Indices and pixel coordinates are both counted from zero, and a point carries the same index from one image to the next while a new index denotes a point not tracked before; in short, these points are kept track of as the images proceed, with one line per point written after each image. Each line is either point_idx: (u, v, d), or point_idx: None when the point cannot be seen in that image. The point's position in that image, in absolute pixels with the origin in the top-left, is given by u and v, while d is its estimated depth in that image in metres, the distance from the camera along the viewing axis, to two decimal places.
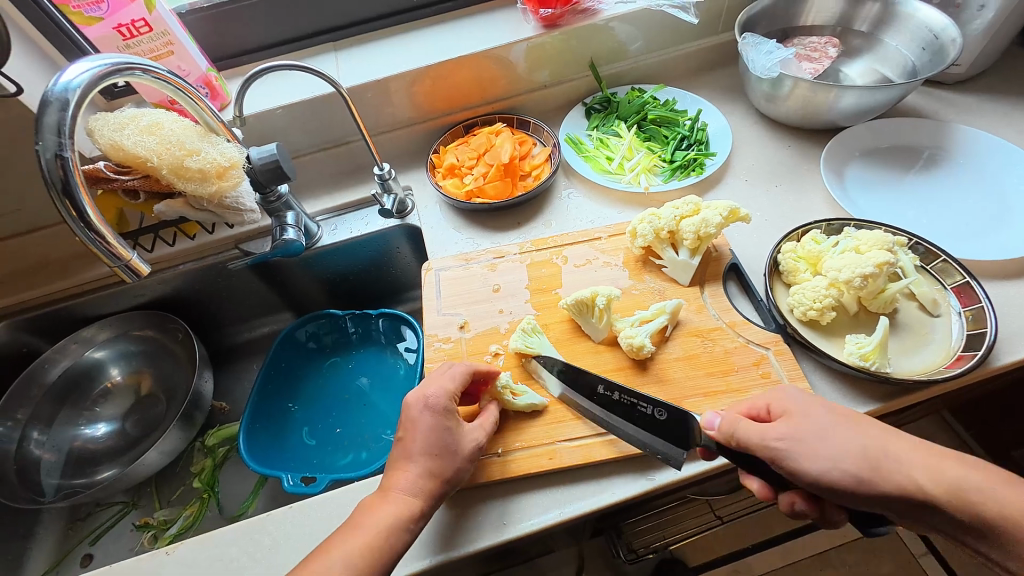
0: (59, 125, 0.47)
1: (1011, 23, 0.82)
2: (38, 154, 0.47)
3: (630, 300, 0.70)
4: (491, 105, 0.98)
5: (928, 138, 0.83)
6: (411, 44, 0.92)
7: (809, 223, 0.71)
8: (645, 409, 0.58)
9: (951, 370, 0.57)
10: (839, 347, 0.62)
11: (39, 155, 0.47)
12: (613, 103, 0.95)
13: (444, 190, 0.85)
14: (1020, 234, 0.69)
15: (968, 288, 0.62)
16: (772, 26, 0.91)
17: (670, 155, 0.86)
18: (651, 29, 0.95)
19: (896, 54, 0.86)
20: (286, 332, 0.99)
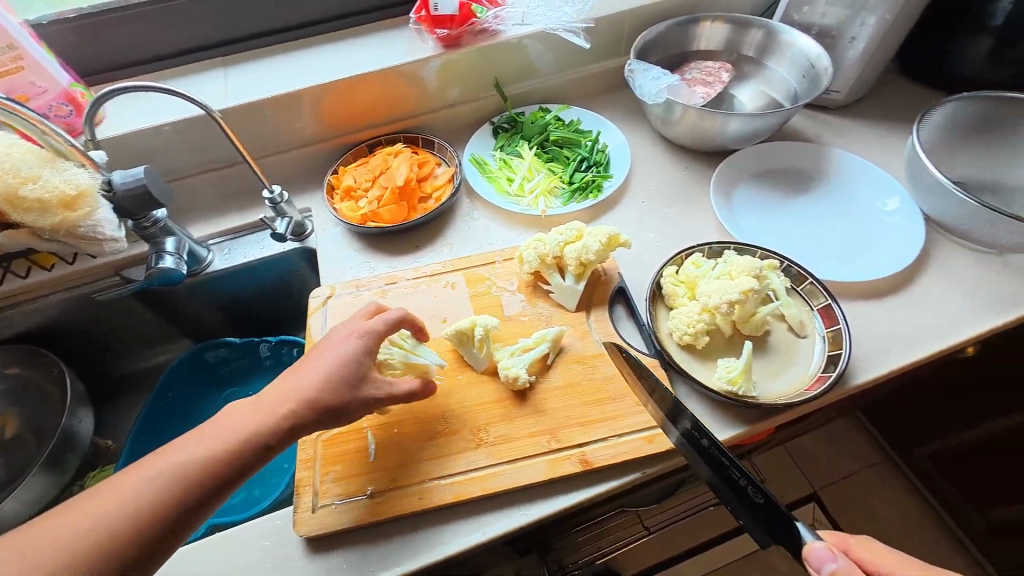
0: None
1: (880, 54, 0.88)
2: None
3: (517, 328, 0.69)
4: (396, 124, 0.96)
5: (811, 161, 0.87)
6: (307, 60, 0.88)
7: (693, 247, 0.73)
8: (740, 476, 0.52)
9: (810, 392, 0.60)
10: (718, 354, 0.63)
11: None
12: (518, 123, 0.95)
13: (339, 214, 0.83)
14: (882, 256, 0.73)
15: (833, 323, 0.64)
16: (669, 50, 0.93)
17: (569, 177, 0.86)
18: (555, 50, 0.95)
19: (781, 80, 0.90)
20: (189, 356, 0.94)
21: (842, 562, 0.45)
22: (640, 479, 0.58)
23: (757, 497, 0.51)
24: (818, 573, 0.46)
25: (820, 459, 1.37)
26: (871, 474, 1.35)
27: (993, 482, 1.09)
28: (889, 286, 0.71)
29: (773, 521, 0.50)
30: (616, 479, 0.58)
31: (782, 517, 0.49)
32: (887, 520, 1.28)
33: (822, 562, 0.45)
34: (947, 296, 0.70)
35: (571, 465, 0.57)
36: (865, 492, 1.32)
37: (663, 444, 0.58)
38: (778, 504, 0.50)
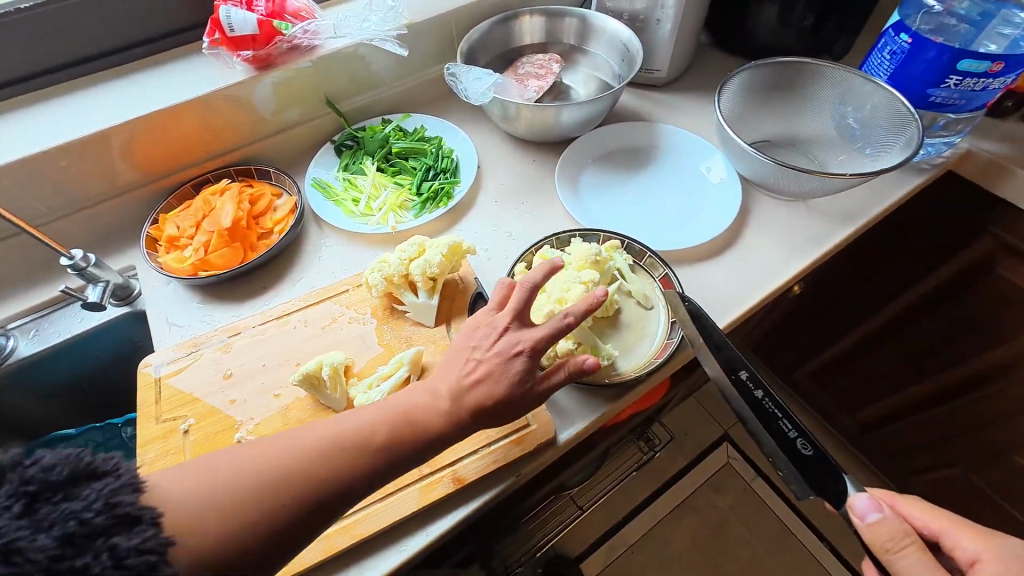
0: (23, 463, 0.37)
1: (686, 32, 0.95)
2: (82, 519, 0.36)
3: (377, 356, 0.66)
4: (223, 157, 0.87)
5: (644, 138, 0.92)
6: (93, 102, 0.78)
7: (542, 240, 0.74)
8: (786, 428, 0.56)
9: (658, 359, 0.64)
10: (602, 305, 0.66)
11: (74, 521, 0.36)
12: (359, 139, 0.90)
13: (164, 269, 0.74)
14: (710, 219, 0.80)
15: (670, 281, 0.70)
16: (497, 48, 0.95)
17: (418, 188, 0.84)
18: (385, 59, 0.91)
19: (606, 65, 0.94)
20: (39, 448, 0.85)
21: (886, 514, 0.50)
22: (516, 482, 0.58)
23: (804, 449, 0.55)
24: (859, 520, 0.50)
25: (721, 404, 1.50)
26: None
27: (851, 390, 1.23)
28: (720, 246, 0.78)
29: (811, 474, 0.54)
30: (491, 489, 0.57)
31: (829, 467, 0.54)
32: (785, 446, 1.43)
33: (863, 513, 0.50)
34: (766, 246, 0.78)
35: (444, 487, 0.56)
36: None
37: (532, 442, 0.58)
38: (825, 454, 0.54)
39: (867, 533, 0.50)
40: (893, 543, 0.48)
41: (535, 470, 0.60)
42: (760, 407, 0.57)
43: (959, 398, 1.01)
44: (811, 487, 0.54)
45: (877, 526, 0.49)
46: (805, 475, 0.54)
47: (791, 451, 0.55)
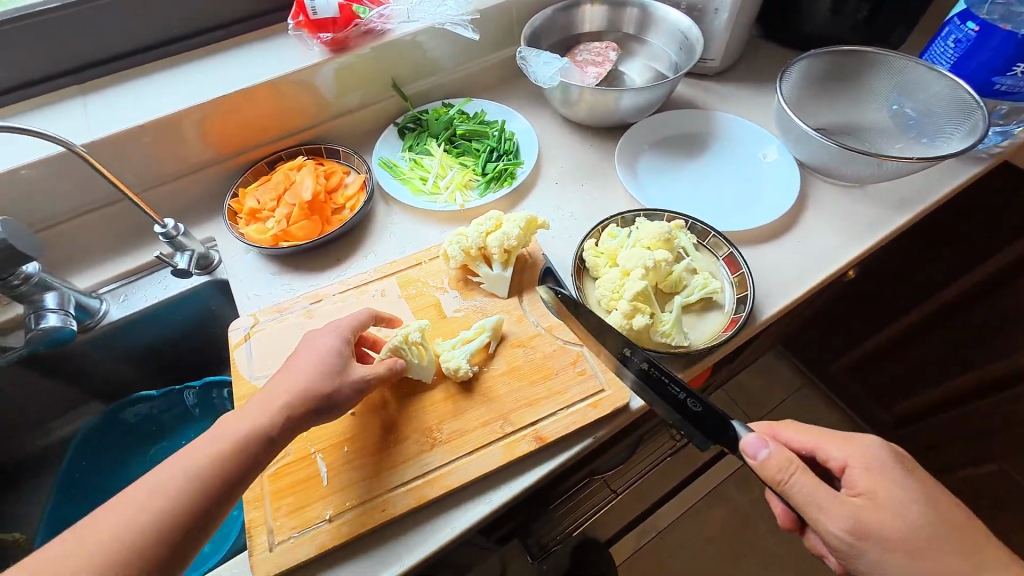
0: None
1: (743, 21, 0.97)
2: None
3: (454, 323, 0.69)
4: (295, 137, 0.91)
5: (700, 124, 0.94)
6: (179, 80, 0.82)
7: (608, 219, 0.77)
8: (676, 392, 0.58)
9: (726, 333, 0.66)
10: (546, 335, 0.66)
11: None
12: (423, 121, 0.94)
13: (247, 239, 0.78)
14: (769, 203, 0.82)
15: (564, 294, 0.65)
16: (557, 35, 0.97)
17: (482, 169, 0.87)
18: (448, 44, 0.95)
19: (662, 53, 0.96)
20: (104, 417, 0.86)
21: (774, 447, 0.51)
22: (592, 444, 0.61)
23: (693, 406, 0.57)
24: (753, 458, 0.52)
25: (751, 396, 1.52)
26: (796, 399, 1.51)
27: (890, 381, 1.24)
28: (779, 229, 0.80)
29: (700, 425, 0.57)
30: (569, 449, 0.60)
31: (713, 413, 0.56)
32: None
33: (755, 454, 0.52)
34: (824, 229, 0.80)
35: (526, 445, 0.59)
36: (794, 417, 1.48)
37: (608, 406, 0.61)
38: (712, 406, 0.57)
39: (762, 467, 0.52)
40: (787, 473, 0.50)
41: (609, 434, 0.63)
42: (652, 380, 0.59)
43: (1003, 390, 1.01)
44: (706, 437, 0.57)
45: (773, 459, 0.51)
46: (698, 427, 0.57)
47: (683, 412, 0.58)
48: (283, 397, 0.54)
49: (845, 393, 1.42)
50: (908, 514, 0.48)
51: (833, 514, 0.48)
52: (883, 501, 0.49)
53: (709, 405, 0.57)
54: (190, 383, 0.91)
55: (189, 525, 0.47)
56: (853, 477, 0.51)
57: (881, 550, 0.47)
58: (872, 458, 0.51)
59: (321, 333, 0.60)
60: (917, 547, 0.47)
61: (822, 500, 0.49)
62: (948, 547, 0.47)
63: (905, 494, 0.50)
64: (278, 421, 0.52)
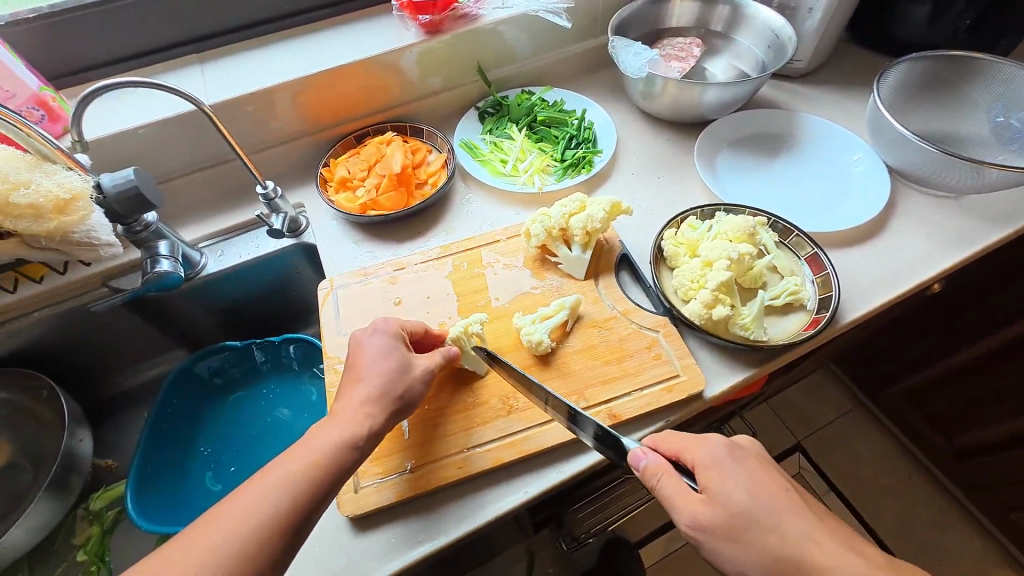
0: None
1: (835, 23, 0.95)
2: None
3: (530, 300, 0.71)
4: (382, 114, 0.95)
5: (782, 125, 0.92)
6: (284, 54, 0.87)
7: (687, 211, 0.77)
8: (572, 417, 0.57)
9: (807, 332, 0.65)
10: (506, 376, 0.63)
11: None
12: (504, 106, 0.96)
13: (337, 206, 0.82)
14: (855, 208, 0.80)
15: (499, 356, 0.63)
16: (642, 29, 0.98)
17: (561, 155, 0.89)
18: (534, 33, 0.97)
19: (749, 52, 0.95)
20: (181, 369, 0.90)
21: (652, 456, 0.52)
22: (664, 427, 0.62)
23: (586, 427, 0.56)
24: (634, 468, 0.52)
25: (799, 412, 1.48)
26: (847, 420, 1.46)
27: (957, 409, 1.19)
28: (863, 234, 0.78)
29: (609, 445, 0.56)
30: (643, 429, 0.61)
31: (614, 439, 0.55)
32: (866, 462, 1.39)
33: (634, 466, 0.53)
34: (911, 239, 0.77)
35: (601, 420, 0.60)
36: (844, 438, 1.43)
37: (683, 392, 0.62)
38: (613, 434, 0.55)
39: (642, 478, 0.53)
40: (657, 477, 0.51)
41: (680, 419, 0.63)
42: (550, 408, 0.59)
43: None
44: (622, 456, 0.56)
45: (649, 469, 0.51)
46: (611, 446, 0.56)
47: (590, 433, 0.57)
48: (383, 348, 0.57)
49: (901, 418, 1.37)
50: (734, 493, 0.49)
51: (692, 513, 0.49)
52: (724, 490, 0.49)
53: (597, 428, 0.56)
54: (259, 340, 0.95)
55: (293, 456, 0.50)
56: (701, 477, 0.51)
57: (723, 540, 0.47)
58: (714, 453, 0.51)
59: (366, 335, 0.59)
60: (755, 535, 0.47)
61: (682, 502, 0.50)
62: (786, 527, 0.48)
63: (757, 478, 0.50)
64: (380, 368, 0.56)
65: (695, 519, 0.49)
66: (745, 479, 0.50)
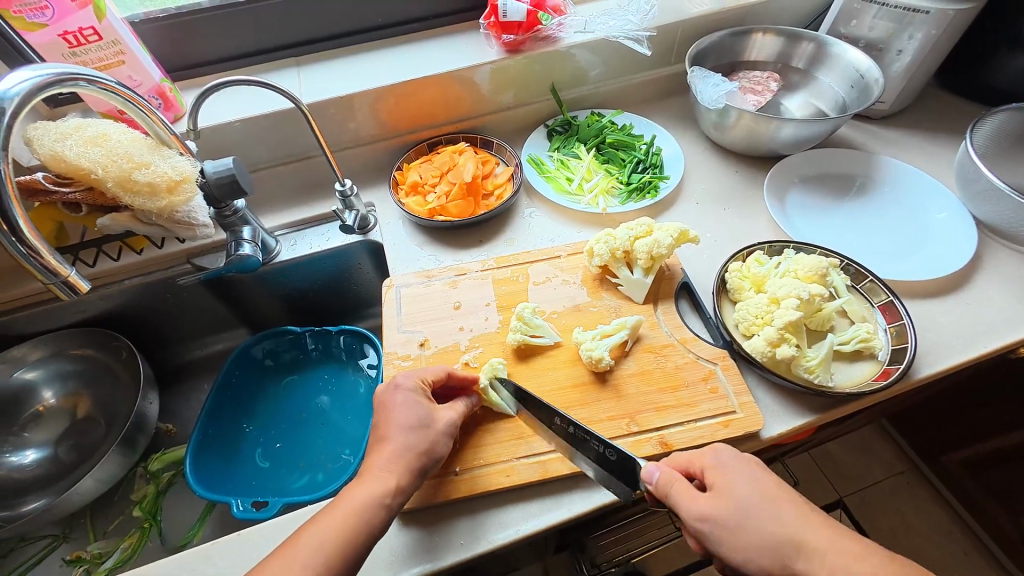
0: None
1: (926, 67, 0.92)
2: None
3: (588, 318, 0.72)
4: (455, 124, 1.00)
5: (859, 166, 0.90)
6: (375, 62, 0.93)
7: (753, 245, 0.76)
8: (595, 447, 0.57)
9: (878, 383, 0.62)
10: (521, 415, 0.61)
11: None
12: (574, 126, 0.98)
13: (407, 208, 0.86)
14: (935, 258, 0.76)
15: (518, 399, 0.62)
16: (719, 60, 0.98)
17: (627, 178, 0.90)
18: (609, 57, 0.99)
19: (829, 91, 0.94)
20: (240, 349, 0.96)
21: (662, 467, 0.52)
22: None
23: (609, 455, 0.56)
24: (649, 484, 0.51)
25: (845, 467, 1.40)
26: (898, 482, 1.37)
27: None
28: (943, 287, 0.74)
29: (623, 478, 0.55)
30: None
31: (625, 458, 0.55)
32: (916, 531, 1.30)
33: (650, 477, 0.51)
34: (997, 297, 0.73)
35: (651, 447, 0.60)
36: (892, 501, 1.34)
37: (739, 429, 0.60)
38: (624, 453, 0.55)
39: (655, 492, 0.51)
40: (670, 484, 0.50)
41: None
42: (569, 437, 0.58)
43: None
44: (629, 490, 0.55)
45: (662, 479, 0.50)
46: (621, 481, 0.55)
47: (602, 465, 0.56)
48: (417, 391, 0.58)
49: (962, 487, 1.27)
50: (781, 529, 0.46)
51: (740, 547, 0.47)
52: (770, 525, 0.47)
53: (623, 454, 0.55)
54: (314, 328, 1.00)
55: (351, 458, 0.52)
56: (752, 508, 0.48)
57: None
58: (758, 484, 0.49)
59: (393, 391, 0.59)
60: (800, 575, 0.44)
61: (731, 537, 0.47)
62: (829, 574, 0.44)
63: (807, 521, 0.47)
64: None
65: (741, 553, 0.46)
66: (792, 514, 0.47)
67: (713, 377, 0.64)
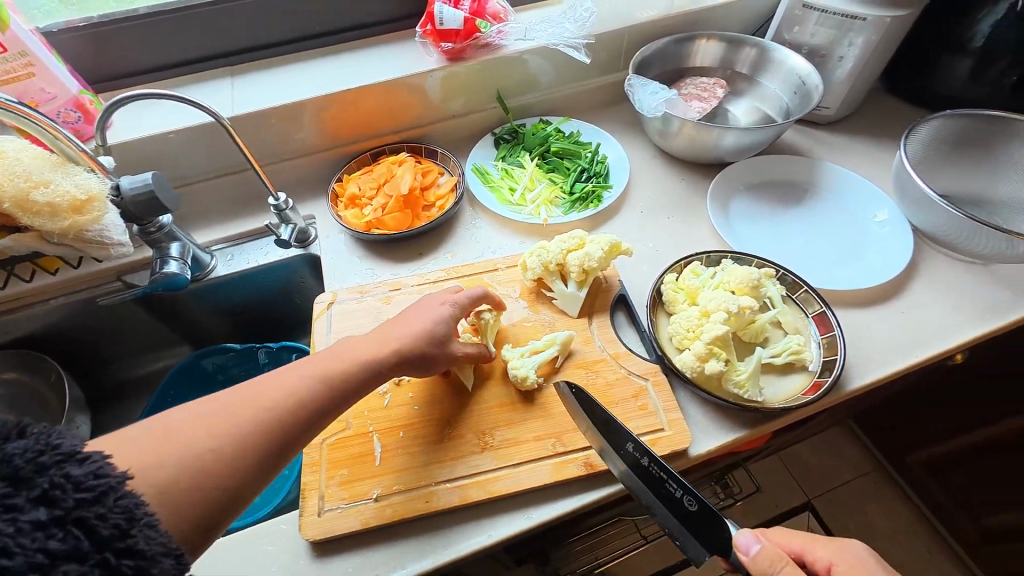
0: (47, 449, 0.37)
1: (868, 72, 0.92)
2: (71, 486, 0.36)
3: (522, 333, 0.70)
4: (399, 133, 0.97)
5: (804, 174, 0.89)
6: (313, 70, 0.90)
7: (692, 255, 0.75)
8: (674, 491, 0.54)
9: (807, 396, 0.62)
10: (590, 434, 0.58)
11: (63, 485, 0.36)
12: (520, 134, 0.97)
13: (344, 221, 0.84)
14: (872, 266, 0.76)
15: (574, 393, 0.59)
16: (666, 66, 0.97)
17: (570, 187, 0.88)
18: (555, 64, 0.97)
19: (774, 96, 0.93)
20: (189, 363, 0.94)
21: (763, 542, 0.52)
22: None
23: (689, 504, 0.54)
24: (745, 554, 0.52)
25: (812, 469, 1.40)
26: (864, 483, 1.37)
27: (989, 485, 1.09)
28: (880, 296, 0.74)
29: (700, 530, 0.54)
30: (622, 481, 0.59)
31: (710, 514, 0.53)
32: (881, 531, 1.30)
33: (747, 547, 0.52)
34: (935, 305, 0.73)
35: (576, 468, 0.58)
36: (859, 502, 1.35)
37: (666, 447, 0.59)
38: (709, 507, 0.53)
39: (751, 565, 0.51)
40: (772, 562, 0.50)
41: None
42: (645, 473, 0.56)
43: None
44: (704, 544, 0.54)
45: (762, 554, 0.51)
46: (696, 530, 0.54)
47: (676, 511, 0.55)
48: None
49: (924, 486, 1.28)
50: None
51: None
52: None
53: (707, 507, 0.54)
54: (266, 344, 0.97)
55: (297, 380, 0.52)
56: None
57: None
58: None
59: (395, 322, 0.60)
60: None
61: None
62: None
63: None
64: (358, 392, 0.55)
65: None
66: None
67: (644, 393, 0.63)
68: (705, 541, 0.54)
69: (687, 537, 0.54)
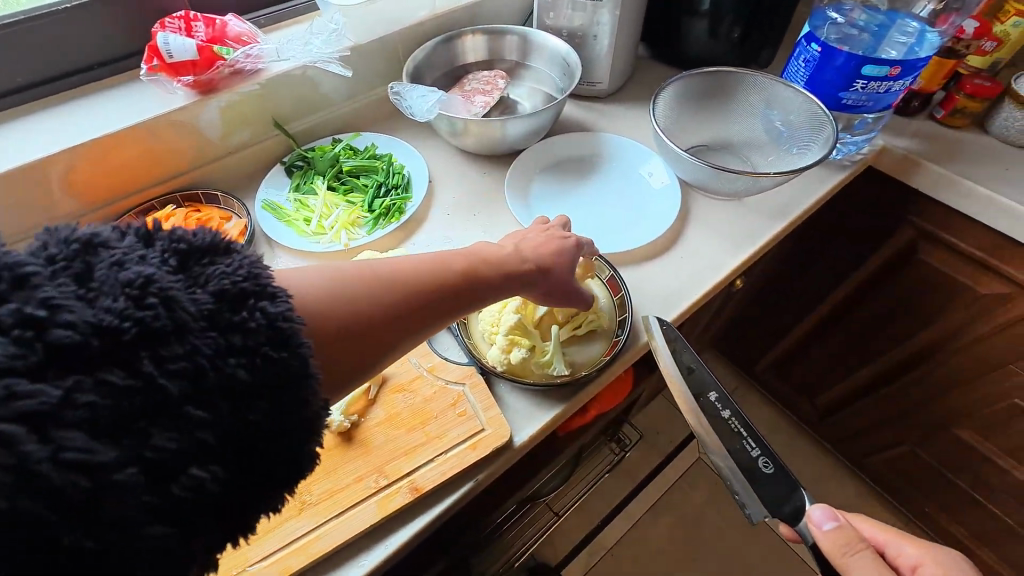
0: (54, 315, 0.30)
1: (624, 46, 0.99)
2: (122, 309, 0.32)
3: None
4: (166, 184, 0.85)
5: (589, 147, 0.96)
6: (23, 132, 0.76)
7: None
8: (750, 447, 0.61)
9: (607, 356, 0.66)
10: (678, 386, 0.65)
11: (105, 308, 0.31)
12: (310, 159, 0.91)
13: None
14: (653, 222, 0.84)
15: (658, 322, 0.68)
16: (443, 67, 0.98)
17: (369, 205, 0.85)
18: (328, 80, 0.92)
19: (547, 78, 0.99)
20: None
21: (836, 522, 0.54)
22: (474, 489, 0.59)
23: (765, 467, 0.60)
24: (816, 527, 0.54)
25: None
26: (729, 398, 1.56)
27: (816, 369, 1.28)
28: (663, 247, 0.82)
29: (770, 493, 0.59)
30: (450, 495, 0.58)
31: (790, 480, 0.59)
32: None
33: (819, 523, 0.54)
34: (708, 244, 0.83)
35: (401, 498, 0.56)
36: None
37: (487, 447, 0.59)
38: (785, 470, 0.60)
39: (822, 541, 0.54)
40: (846, 546, 0.52)
41: (492, 475, 0.61)
42: (724, 424, 0.63)
43: (922, 364, 1.06)
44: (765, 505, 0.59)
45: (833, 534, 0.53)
46: (768, 497, 0.59)
47: (753, 473, 0.60)
48: None
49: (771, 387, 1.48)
50: None
51: None
52: None
53: (780, 469, 0.60)
54: None
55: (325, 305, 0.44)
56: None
57: None
58: None
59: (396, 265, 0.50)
60: None
61: None
62: None
63: None
64: None
65: None
66: None
67: (462, 398, 0.63)
68: (772, 509, 0.58)
69: (750, 502, 0.59)
